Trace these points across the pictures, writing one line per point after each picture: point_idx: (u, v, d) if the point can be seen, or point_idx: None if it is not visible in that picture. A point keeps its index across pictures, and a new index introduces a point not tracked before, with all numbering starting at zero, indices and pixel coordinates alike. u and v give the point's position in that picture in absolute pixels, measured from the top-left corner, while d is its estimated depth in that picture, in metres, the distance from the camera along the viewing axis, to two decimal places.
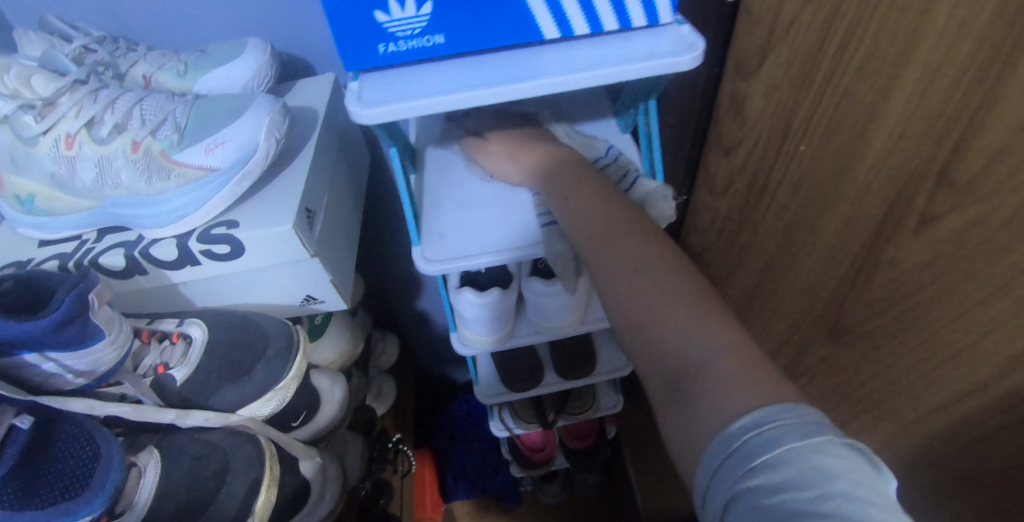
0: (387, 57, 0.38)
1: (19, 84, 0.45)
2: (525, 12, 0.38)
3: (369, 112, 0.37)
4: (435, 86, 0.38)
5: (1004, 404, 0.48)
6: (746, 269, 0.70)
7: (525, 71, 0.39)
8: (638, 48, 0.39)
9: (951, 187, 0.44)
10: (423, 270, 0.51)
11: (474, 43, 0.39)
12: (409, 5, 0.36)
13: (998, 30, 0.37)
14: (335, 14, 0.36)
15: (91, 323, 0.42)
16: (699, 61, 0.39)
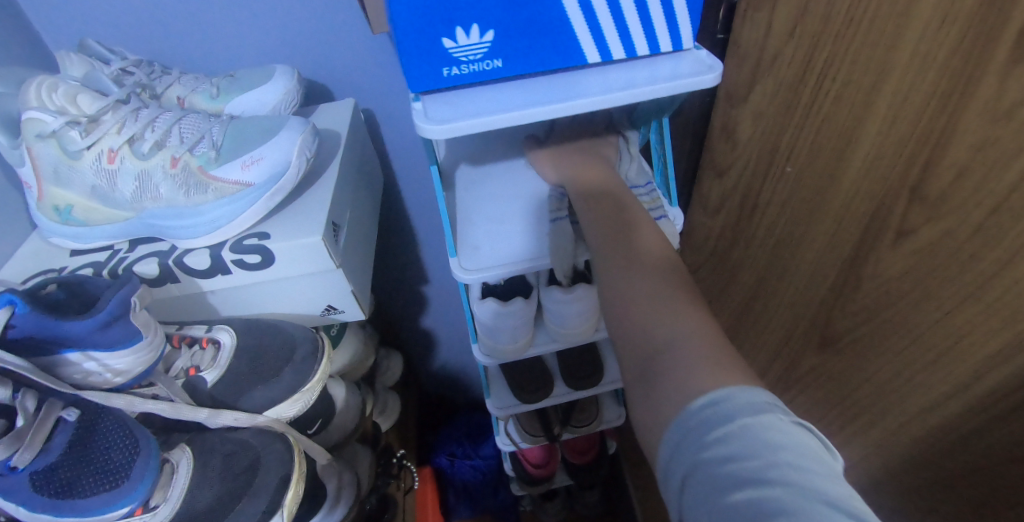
0: (452, 79, 0.44)
1: (66, 101, 0.49)
2: (569, 40, 0.44)
3: (439, 125, 0.42)
4: (495, 105, 0.44)
5: (976, 410, 0.51)
6: (739, 283, 0.74)
7: (568, 91, 0.45)
8: (665, 70, 0.46)
9: (922, 201, 0.49)
10: (460, 277, 0.56)
11: (529, 67, 0.45)
12: (473, 33, 0.42)
13: (956, 62, 0.43)
14: (407, 41, 0.41)
15: (132, 324, 0.44)
16: (719, 78, 0.45)
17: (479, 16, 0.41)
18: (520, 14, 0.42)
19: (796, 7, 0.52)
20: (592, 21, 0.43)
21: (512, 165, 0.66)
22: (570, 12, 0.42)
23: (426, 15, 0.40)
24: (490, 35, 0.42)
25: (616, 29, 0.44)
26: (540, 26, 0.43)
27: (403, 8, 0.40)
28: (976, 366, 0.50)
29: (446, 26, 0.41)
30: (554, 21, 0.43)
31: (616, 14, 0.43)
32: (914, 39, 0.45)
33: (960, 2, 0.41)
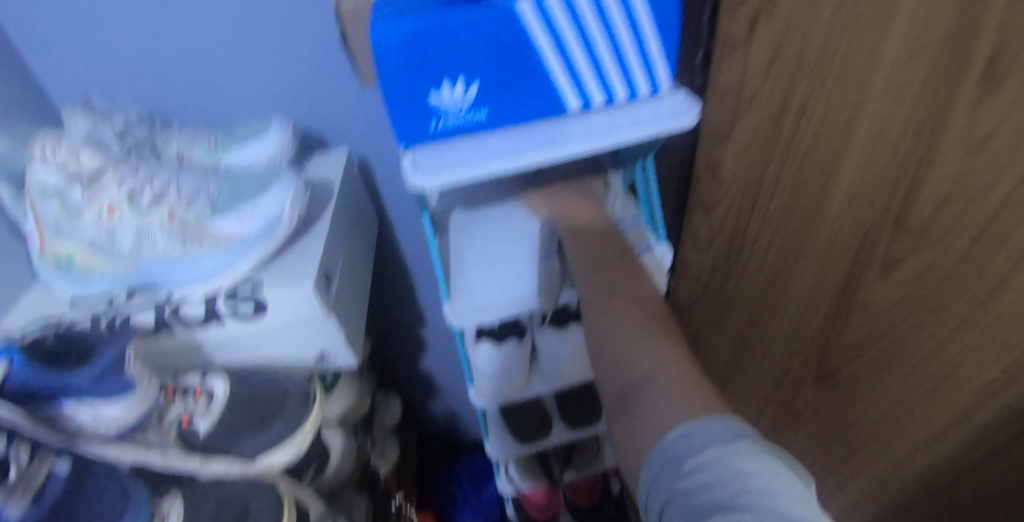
0: (439, 131, 0.46)
1: (69, 157, 0.50)
2: (550, 91, 0.46)
3: (426, 177, 0.44)
4: (480, 154, 0.46)
5: (990, 429, 0.52)
6: (732, 319, 0.72)
7: (550, 138, 0.46)
8: (645, 113, 0.47)
9: (906, 233, 0.51)
10: (454, 322, 0.57)
11: (513, 116, 0.47)
12: (458, 87, 0.44)
13: (926, 97, 0.45)
14: (395, 96, 0.44)
15: (127, 376, 0.44)
16: (695, 121, 0.46)
17: (461, 71, 0.44)
18: (501, 68, 0.44)
19: (772, 46, 0.51)
20: (572, 72, 0.45)
21: (503, 208, 0.68)
22: (549, 65, 0.44)
23: (411, 73, 0.43)
24: (474, 89, 0.45)
25: (595, 78, 0.46)
26: (520, 78, 0.45)
27: (389, 67, 0.42)
28: (980, 390, 0.51)
29: (431, 82, 0.44)
30: (534, 73, 0.45)
31: (594, 65, 0.45)
32: (885, 75, 0.46)
33: (926, 38, 0.43)
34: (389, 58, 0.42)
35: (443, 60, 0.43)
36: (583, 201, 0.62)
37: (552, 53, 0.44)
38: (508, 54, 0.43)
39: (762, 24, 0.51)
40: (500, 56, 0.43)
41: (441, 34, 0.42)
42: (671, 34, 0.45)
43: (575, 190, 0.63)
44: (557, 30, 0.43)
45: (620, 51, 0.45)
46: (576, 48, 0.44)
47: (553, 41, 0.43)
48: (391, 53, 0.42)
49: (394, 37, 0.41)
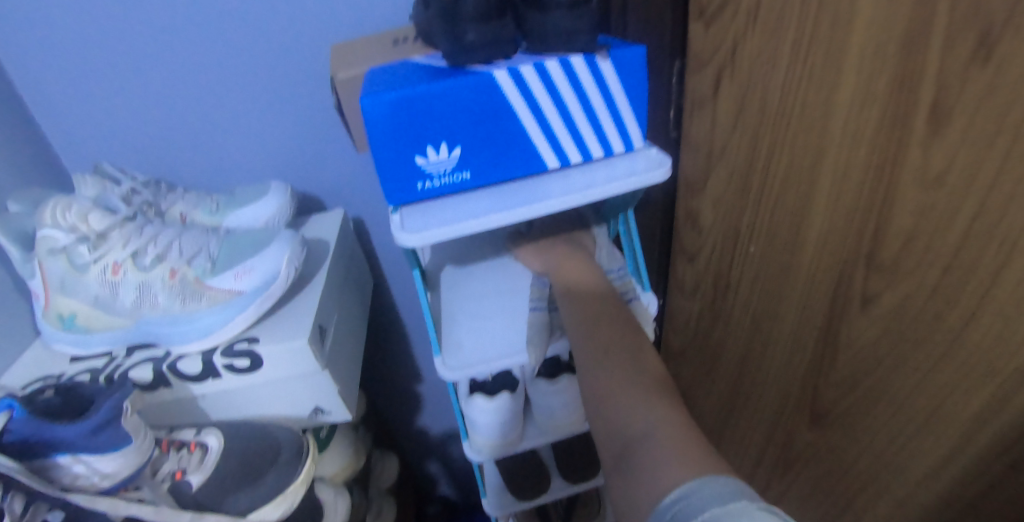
0: (426, 192, 0.49)
1: (78, 220, 0.52)
2: (529, 151, 0.49)
3: (412, 234, 0.46)
4: (464, 211, 0.48)
5: (989, 460, 0.52)
6: (722, 367, 0.73)
7: (532, 194, 0.49)
8: (620, 168, 0.50)
9: (879, 268, 0.53)
10: (444, 374, 0.57)
11: (495, 176, 0.50)
12: (442, 150, 0.48)
13: (881, 139, 0.48)
14: (384, 158, 0.47)
15: (122, 429, 0.45)
16: (668, 173, 0.49)
17: (445, 135, 0.47)
18: (482, 131, 0.48)
19: (735, 104, 0.56)
20: (548, 133, 0.49)
21: (494, 265, 0.70)
22: (527, 127, 0.48)
23: (399, 137, 0.47)
24: (457, 151, 0.48)
25: (570, 137, 0.50)
26: (502, 139, 0.48)
27: (378, 132, 0.46)
28: (972, 419, 0.52)
29: (417, 146, 0.47)
30: (512, 134, 0.48)
31: (569, 125, 0.49)
32: (841, 122, 0.50)
33: (874, 88, 0.47)
34: (378, 124, 0.46)
35: (428, 124, 0.47)
36: (572, 251, 0.64)
37: (529, 116, 0.48)
38: (488, 118, 0.47)
39: (725, 81, 0.55)
40: (481, 120, 0.47)
41: (426, 101, 0.46)
42: (637, 95, 0.49)
43: (563, 242, 0.65)
44: (531, 96, 0.47)
45: (593, 112, 0.49)
46: (550, 111, 0.48)
47: (529, 105, 0.47)
48: (380, 119, 0.46)
49: (382, 105, 0.45)
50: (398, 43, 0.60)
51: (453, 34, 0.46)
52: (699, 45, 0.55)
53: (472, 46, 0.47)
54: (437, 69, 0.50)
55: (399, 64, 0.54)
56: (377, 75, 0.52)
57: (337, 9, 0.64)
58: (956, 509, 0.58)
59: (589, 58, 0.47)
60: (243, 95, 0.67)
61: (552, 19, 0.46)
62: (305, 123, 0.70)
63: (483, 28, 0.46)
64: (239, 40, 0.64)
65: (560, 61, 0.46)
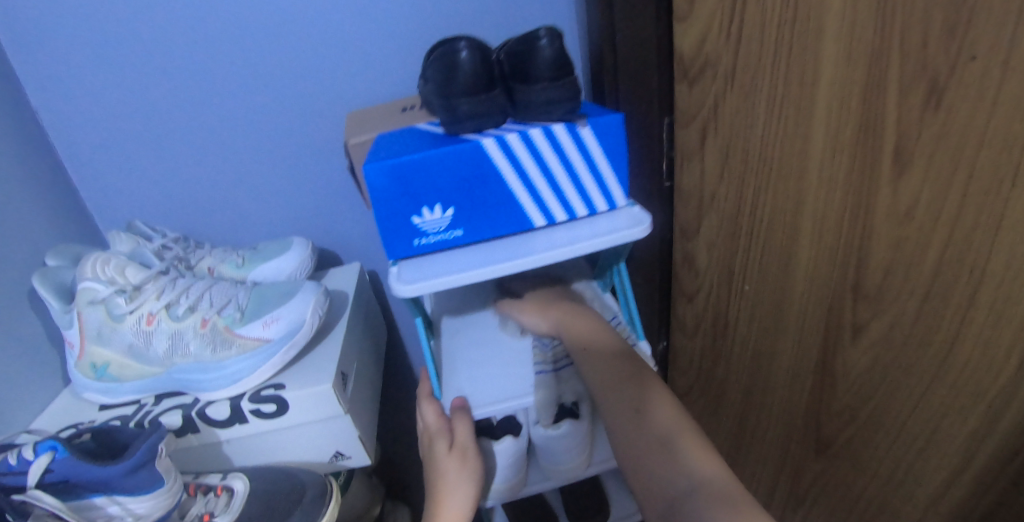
0: (421, 247, 0.53)
1: (116, 273, 0.56)
2: (516, 210, 0.53)
3: (406, 286, 0.50)
4: (455, 266, 0.52)
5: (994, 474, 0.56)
6: (728, 402, 0.76)
7: (518, 250, 0.53)
8: (603, 225, 0.54)
9: (865, 298, 0.57)
10: (473, 415, 0.59)
11: (486, 233, 0.54)
12: (437, 210, 0.52)
13: (854, 182, 0.53)
14: (383, 218, 0.51)
15: (156, 470, 0.47)
16: (647, 230, 0.53)
17: (440, 197, 0.52)
18: (473, 193, 0.52)
19: (720, 152, 0.61)
20: (533, 193, 0.53)
21: (494, 315, 0.71)
22: (514, 189, 0.53)
23: (398, 199, 0.51)
24: (451, 211, 0.52)
25: (555, 197, 0.54)
26: (491, 199, 0.52)
27: (377, 195, 0.50)
28: (966, 436, 0.56)
29: (414, 206, 0.52)
30: (501, 196, 0.52)
31: (552, 186, 0.53)
32: (817, 168, 0.55)
33: (842, 136, 0.52)
34: (377, 188, 0.50)
35: (423, 188, 0.51)
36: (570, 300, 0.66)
37: (515, 179, 0.52)
38: (478, 181, 0.52)
39: (710, 138, 0.61)
40: (472, 183, 0.52)
41: (421, 166, 0.50)
42: (616, 158, 0.53)
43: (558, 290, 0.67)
44: (517, 161, 0.52)
45: (575, 174, 0.53)
46: (535, 174, 0.52)
47: (515, 169, 0.52)
48: (379, 184, 0.50)
49: (380, 170, 0.49)
50: (407, 109, 0.66)
51: (447, 106, 0.52)
52: (684, 103, 0.61)
53: (464, 116, 0.52)
54: (435, 136, 0.55)
55: (404, 129, 0.59)
56: (385, 139, 0.56)
57: (354, 80, 0.70)
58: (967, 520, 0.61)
59: (569, 126, 0.52)
60: (266, 159, 0.73)
61: (536, 91, 0.51)
62: (323, 183, 0.75)
63: (474, 100, 0.51)
64: (266, 109, 0.70)
65: (543, 130, 0.51)
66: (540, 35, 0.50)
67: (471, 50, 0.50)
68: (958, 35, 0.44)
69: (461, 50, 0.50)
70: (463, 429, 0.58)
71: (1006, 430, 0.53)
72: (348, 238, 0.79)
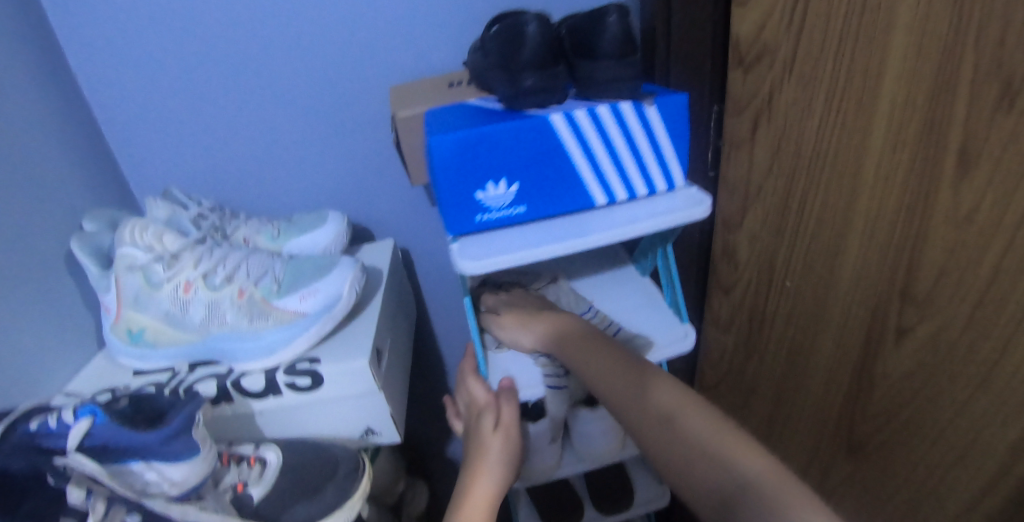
0: (483, 223, 0.52)
1: (153, 240, 0.56)
2: (579, 188, 0.53)
3: (474, 262, 0.49)
4: (519, 243, 0.51)
5: None
6: (758, 397, 0.76)
7: (580, 228, 0.52)
8: (663, 205, 0.54)
9: (913, 301, 0.55)
10: (522, 396, 0.59)
11: (549, 210, 0.53)
12: (502, 185, 0.51)
13: (911, 181, 0.51)
14: (447, 193, 0.50)
15: (194, 439, 0.46)
16: (709, 210, 0.53)
17: (505, 172, 0.51)
18: (538, 170, 0.51)
19: (772, 144, 0.59)
20: (598, 173, 0.53)
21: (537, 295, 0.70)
22: (579, 167, 0.52)
23: (463, 174, 0.50)
24: (516, 187, 0.52)
25: (618, 177, 0.53)
26: (558, 176, 0.52)
27: (443, 171, 0.49)
28: (1005, 454, 0.53)
29: (478, 181, 0.50)
30: (566, 174, 0.52)
31: (616, 165, 0.53)
32: (874, 164, 0.53)
33: (904, 134, 0.50)
34: (443, 160, 0.49)
35: (489, 164, 0.50)
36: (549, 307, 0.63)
37: (581, 157, 0.52)
38: (545, 158, 0.51)
39: (762, 126, 0.60)
40: (539, 159, 0.51)
41: (489, 141, 0.49)
42: (678, 138, 0.53)
43: (529, 299, 0.65)
44: (584, 138, 0.51)
45: (638, 154, 0.53)
46: (601, 152, 0.52)
47: (582, 148, 0.51)
48: (446, 158, 0.49)
49: (448, 145, 0.48)
50: (454, 85, 0.64)
51: (511, 81, 0.51)
52: (736, 91, 0.60)
53: (529, 91, 0.51)
54: (490, 111, 0.54)
55: (452, 106, 0.57)
56: (436, 115, 0.55)
57: (395, 52, 0.69)
58: None
59: (635, 105, 0.51)
60: (302, 128, 0.72)
61: (602, 67, 0.51)
62: (360, 157, 0.74)
63: (540, 74, 0.50)
64: (303, 78, 0.69)
65: (611, 107, 0.50)
66: (608, 12, 0.50)
67: (538, 24, 0.51)
68: None
69: (529, 24, 0.51)
70: (509, 408, 0.58)
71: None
72: (383, 213, 0.78)
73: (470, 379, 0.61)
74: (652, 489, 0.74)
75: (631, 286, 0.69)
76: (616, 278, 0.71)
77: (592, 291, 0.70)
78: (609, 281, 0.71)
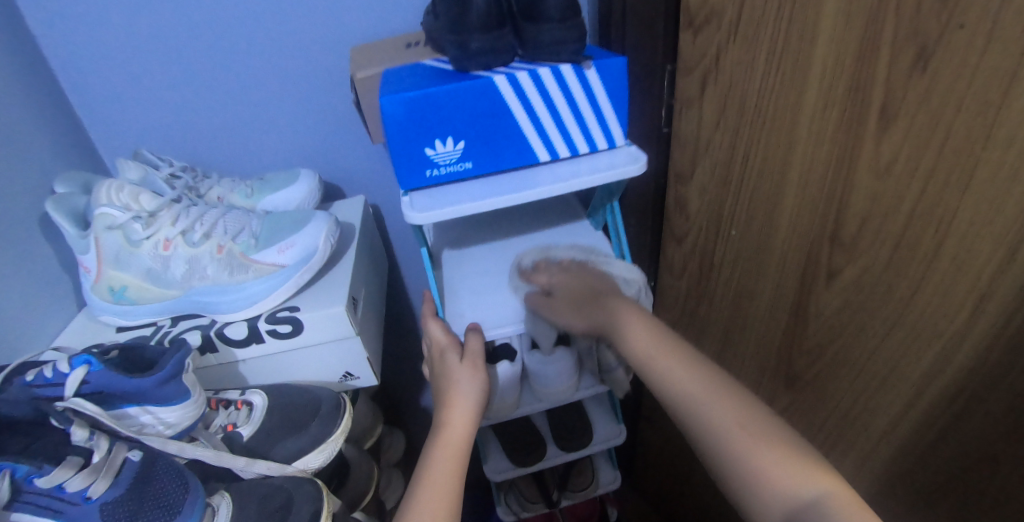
0: (434, 178, 0.56)
1: (130, 200, 0.58)
2: (522, 145, 0.56)
3: (420, 214, 0.53)
4: (466, 196, 0.55)
5: (939, 408, 0.58)
6: (709, 337, 0.84)
7: (521, 183, 0.56)
8: (602, 161, 0.58)
9: (841, 245, 0.60)
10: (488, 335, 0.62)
11: (495, 165, 0.57)
12: (449, 143, 0.55)
13: (840, 136, 0.56)
14: (397, 148, 0.54)
15: (184, 382, 0.49)
16: (643, 168, 0.57)
17: (452, 130, 0.54)
18: (484, 126, 0.55)
19: (719, 104, 0.66)
20: (540, 130, 0.56)
21: (495, 248, 0.74)
22: (522, 125, 0.55)
23: (413, 131, 0.53)
24: (462, 144, 0.55)
25: (559, 134, 0.57)
26: (502, 133, 0.55)
27: (392, 126, 0.53)
28: (918, 381, 0.59)
29: (427, 138, 0.54)
30: (508, 131, 0.55)
31: (558, 124, 0.56)
32: (808, 120, 0.58)
33: (834, 92, 0.55)
34: (393, 117, 0.52)
35: (436, 121, 0.53)
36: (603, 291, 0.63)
37: (523, 114, 0.55)
38: (489, 116, 0.54)
39: (710, 85, 0.66)
40: (482, 118, 0.54)
41: (434, 100, 0.52)
42: (618, 99, 0.56)
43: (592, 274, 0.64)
44: (527, 97, 0.54)
45: (580, 112, 0.56)
46: (543, 111, 0.55)
47: (524, 106, 0.55)
48: (396, 116, 0.52)
49: (397, 104, 0.52)
50: (411, 46, 0.66)
51: (460, 43, 0.54)
52: (688, 52, 0.67)
53: (477, 52, 0.54)
54: (445, 72, 0.56)
55: (410, 65, 0.60)
56: (393, 75, 0.58)
57: (361, 13, 0.70)
58: (910, 460, 0.63)
59: (575, 68, 0.54)
60: (272, 89, 0.73)
61: (544, 30, 0.53)
62: (330, 117, 0.76)
63: (487, 36, 0.53)
64: (270, 39, 0.70)
65: (551, 69, 0.54)
66: None
67: None
68: (947, 8, 0.45)
69: None
70: (476, 342, 0.60)
71: (955, 377, 0.55)
72: (354, 172, 0.81)
73: (429, 322, 0.63)
74: (609, 429, 0.81)
75: (588, 236, 0.73)
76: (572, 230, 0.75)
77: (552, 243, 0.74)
78: (566, 233, 0.75)
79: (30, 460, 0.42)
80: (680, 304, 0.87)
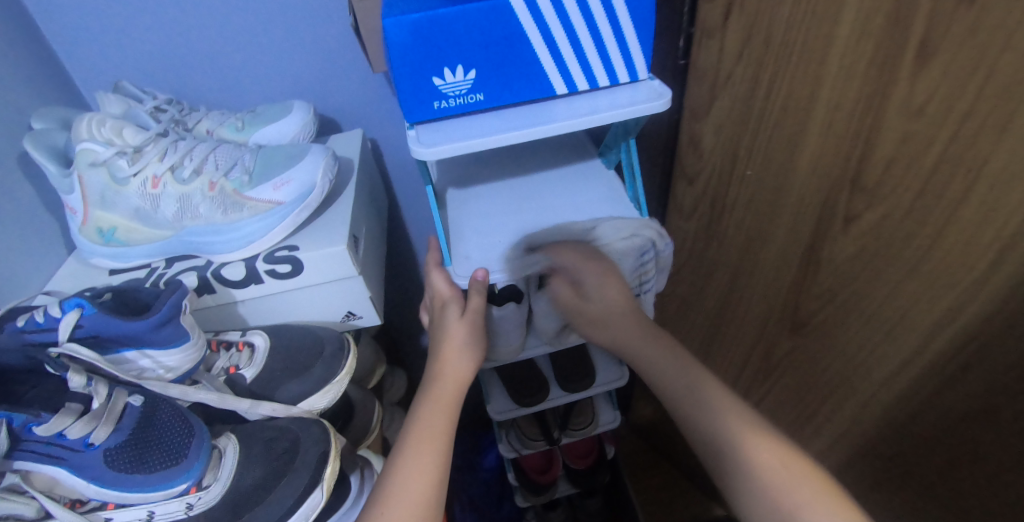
0: (442, 111, 0.53)
1: (113, 134, 0.55)
2: (539, 75, 0.52)
3: (428, 148, 0.50)
4: (478, 130, 0.52)
5: (949, 357, 0.57)
6: (716, 278, 0.83)
7: (537, 118, 0.52)
8: (623, 97, 0.54)
9: (862, 190, 0.57)
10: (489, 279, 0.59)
11: (509, 98, 0.53)
12: (459, 72, 0.51)
13: (872, 73, 0.52)
14: (404, 77, 0.50)
15: (181, 325, 0.48)
16: (668, 103, 0.52)
17: (463, 57, 0.50)
18: (498, 54, 0.50)
19: (742, 34, 0.61)
20: (559, 60, 0.52)
21: (502, 184, 0.71)
22: (539, 52, 0.51)
23: (420, 59, 0.49)
24: (473, 74, 0.51)
25: (579, 66, 0.52)
26: (517, 63, 0.51)
27: (397, 51, 0.49)
28: (928, 330, 0.58)
29: (437, 66, 0.50)
30: (525, 59, 0.51)
31: (578, 54, 0.52)
32: (839, 53, 0.54)
33: (871, 23, 0.50)
34: (398, 42, 0.48)
35: (446, 46, 0.49)
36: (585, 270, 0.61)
37: (541, 41, 0.50)
38: (503, 42, 0.50)
39: (733, 14, 0.62)
40: (495, 44, 0.50)
41: (443, 23, 0.48)
42: (644, 27, 0.51)
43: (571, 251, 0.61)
44: (545, 22, 0.50)
45: (601, 42, 0.51)
46: (562, 39, 0.51)
47: (541, 32, 0.50)
48: (401, 42, 0.48)
49: (403, 27, 0.48)
50: None
51: None
52: None
53: None
54: None
55: None
56: None
57: None
58: (914, 404, 0.63)
59: None
60: (257, 11, 0.68)
61: None
62: (324, 43, 0.71)
63: None
64: None
65: None
66: None
67: None
68: None
69: None
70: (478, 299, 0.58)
71: (966, 327, 0.54)
72: (351, 104, 0.77)
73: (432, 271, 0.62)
74: (611, 372, 0.81)
75: (597, 178, 0.70)
76: (582, 171, 0.71)
77: (554, 179, 0.71)
78: (575, 172, 0.72)
79: (26, 408, 0.41)
80: (687, 245, 0.85)
